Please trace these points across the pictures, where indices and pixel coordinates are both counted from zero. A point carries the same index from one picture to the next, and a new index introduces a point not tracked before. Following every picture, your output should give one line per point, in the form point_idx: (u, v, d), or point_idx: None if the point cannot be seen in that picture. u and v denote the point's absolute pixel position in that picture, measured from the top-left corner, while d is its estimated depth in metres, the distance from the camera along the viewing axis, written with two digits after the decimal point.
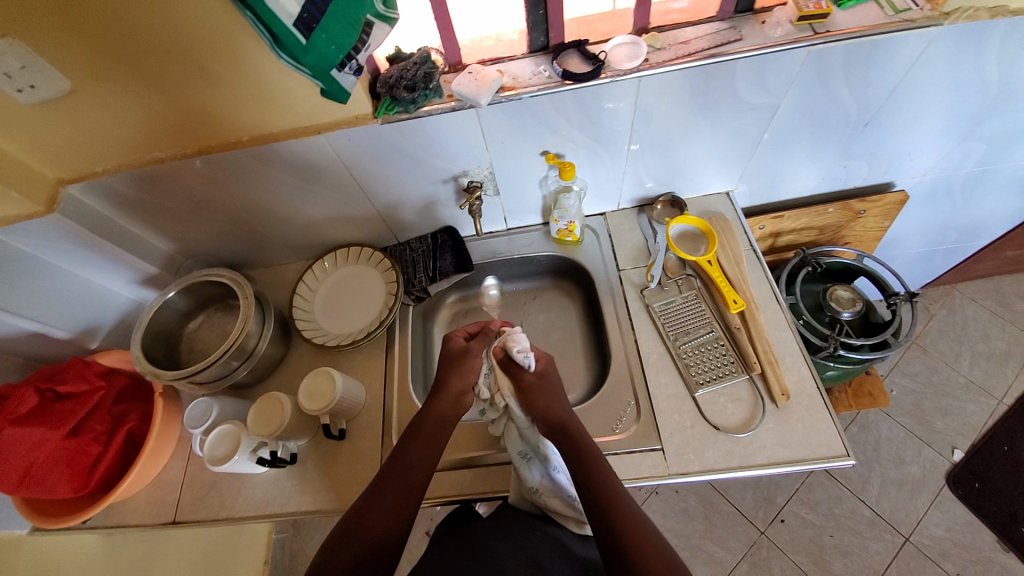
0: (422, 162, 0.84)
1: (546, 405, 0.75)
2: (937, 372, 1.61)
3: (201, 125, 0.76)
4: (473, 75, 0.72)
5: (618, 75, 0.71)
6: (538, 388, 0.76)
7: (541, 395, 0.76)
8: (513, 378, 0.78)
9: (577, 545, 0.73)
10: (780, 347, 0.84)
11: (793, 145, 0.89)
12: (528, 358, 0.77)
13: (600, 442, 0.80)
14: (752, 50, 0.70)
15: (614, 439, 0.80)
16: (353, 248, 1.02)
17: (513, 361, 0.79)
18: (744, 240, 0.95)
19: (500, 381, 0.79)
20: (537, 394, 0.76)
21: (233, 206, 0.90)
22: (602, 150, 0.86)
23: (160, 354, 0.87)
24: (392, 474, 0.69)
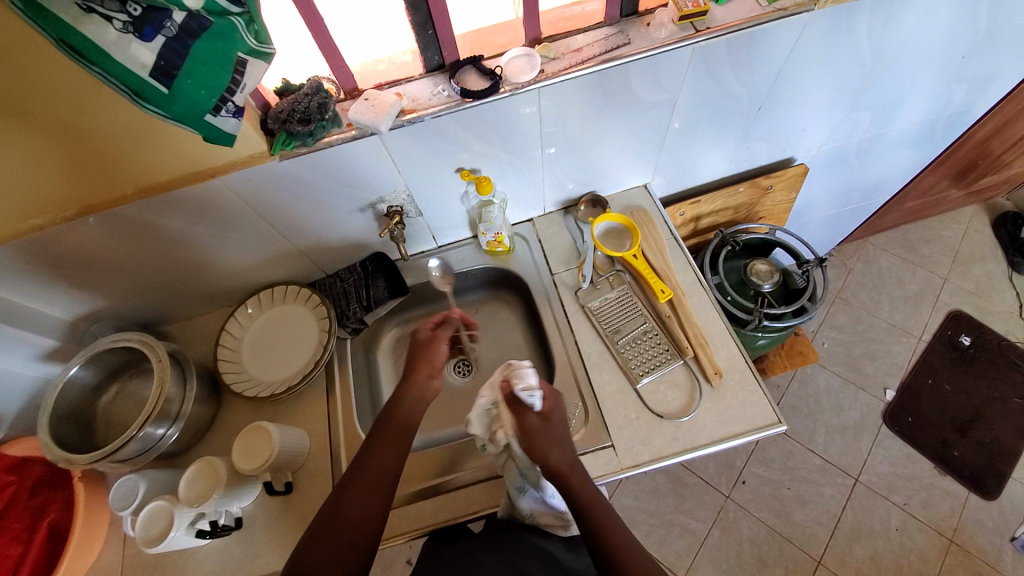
0: (334, 193, 0.81)
1: (550, 451, 0.67)
2: (862, 321, 1.75)
3: (81, 181, 0.70)
4: (370, 102, 0.70)
5: (517, 89, 0.72)
6: (543, 433, 0.68)
7: (546, 437, 0.67)
8: (517, 418, 0.70)
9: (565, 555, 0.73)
10: (709, 328, 0.88)
11: (697, 134, 0.93)
12: (534, 397, 0.68)
13: None
14: (641, 53, 0.73)
15: None
16: (278, 287, 0.97)
17: (517, 399, 0.70)
18: (665, 230, 0.98)
19: (504, 418, 0.70)
20: (543, 437, 0.68)
21: (134, 263, 0.84)
22: (516, 160, 0.86)
23: (73, 435, 0.79)
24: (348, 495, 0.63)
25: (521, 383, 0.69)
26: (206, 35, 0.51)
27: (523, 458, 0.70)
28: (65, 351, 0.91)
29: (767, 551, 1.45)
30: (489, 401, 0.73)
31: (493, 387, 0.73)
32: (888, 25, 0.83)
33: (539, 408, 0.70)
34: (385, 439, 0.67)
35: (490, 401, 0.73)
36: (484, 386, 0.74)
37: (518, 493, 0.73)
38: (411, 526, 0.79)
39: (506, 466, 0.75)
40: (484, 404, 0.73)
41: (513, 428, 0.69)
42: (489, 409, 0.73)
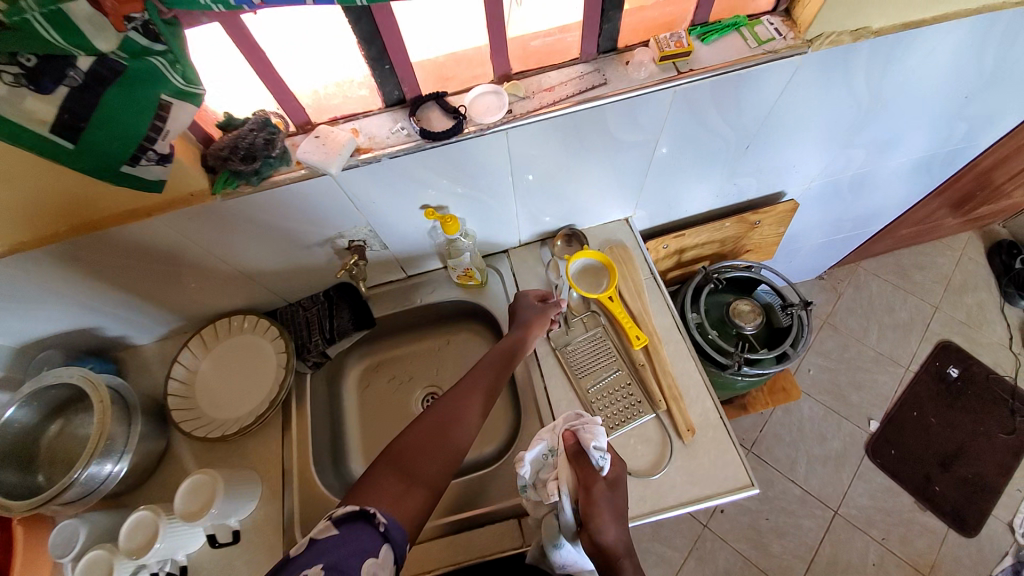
0: (288, 228, 0.76)
1: (602, 520, 0.63)
2: (850, 348, 1.71)
3: (8, 219, 0.64)
4: (320, 139, 0.65)
5: (483, 130, 0.66)
6: (605, 495, 0.65)
7: (601, 499, 0.64)
8: (579, 474, 0.66)
9: None
10: (684, 379, 0.84)
11: (680, 172, 0.88)
12: (603, 457, 0.67)
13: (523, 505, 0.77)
14: (619, 95, 0.67)
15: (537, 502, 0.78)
16: (235, 317, 0.92)
17: (585, 455, 0.67)
18: (645, 267, 0.93)
19: (560, 472, 0.67)
20: (602, 507, 0.64)
21: (76, 295, 0.79)
22: (486, 197, 0.81)
23: (11, 479, 0.75)
24: (431, 430, 0.65)
25: (591, 440, 0.67)
26: (120, 81, 0.46)
27: (570, 523, 0.67)
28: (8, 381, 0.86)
29: None
30: (549, 447, 0.70)
31: (559, 435, 0.71)
32: (889, 65, 0.77)
33: (606, 471, 0.67)
34: (468, 393, 0.71)
35: (549, 447, 0.70)
36: (545, 431, 0.72)
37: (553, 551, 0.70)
38: None
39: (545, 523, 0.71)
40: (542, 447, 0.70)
41: (570, 487, 0.66)
42: (545, 454, 0.70)
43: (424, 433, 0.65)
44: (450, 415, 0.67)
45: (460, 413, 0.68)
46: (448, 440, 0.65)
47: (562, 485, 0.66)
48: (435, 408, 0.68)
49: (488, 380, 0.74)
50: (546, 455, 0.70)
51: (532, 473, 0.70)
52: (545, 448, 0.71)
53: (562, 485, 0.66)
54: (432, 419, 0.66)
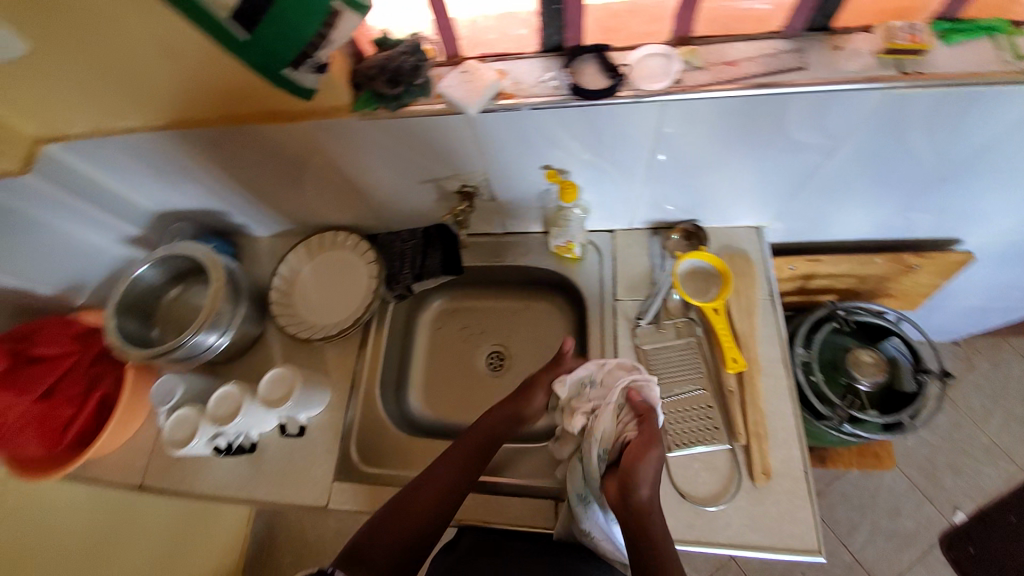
0: (408, 159, 0.75)
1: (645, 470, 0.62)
2: (960, 428, 1.49)
3: (174, 95, 0.69)
4: (466, 75, 0.61)
5: (641, 97, 0.58)
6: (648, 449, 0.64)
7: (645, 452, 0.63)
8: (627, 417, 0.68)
9: None
10: (774, 421, 0.75)
11: (844, 191, 0.75)
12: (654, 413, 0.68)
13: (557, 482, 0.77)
14: (814, 86, 0.57)
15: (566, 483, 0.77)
16: (339, 232, 0.96)
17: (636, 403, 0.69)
18: (764, 286, 0.83)
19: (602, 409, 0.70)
20: (646, 460, 0.63)
21: (214, 178, 0.85)
22: (614, 170, 0.74)
23: (137, 325, 0.85)
24: (400, 514, 0.65)
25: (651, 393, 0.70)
26: None
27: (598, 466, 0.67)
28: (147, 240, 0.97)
29: None
30: (591, 379, 0.74)
31: (607, 376, 0.73)
32: None
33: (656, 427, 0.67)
34: (457, 465, 0.70)
35: (595, 384, 0.73)
36: (592, 363, 0.75)
37: (575, 500, 0.70)
38: None
39: (570, 467, 0.73)
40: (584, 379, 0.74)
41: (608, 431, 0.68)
42: (589, 388, 0.73)
43: (406, 507, 0.66)
44: (428, 499, 0.67)
45: (445, 492, 0.68)
46: (428, 512, 0.66)
47: (599, 422, 0.69)
48: (408, 489, 0.68)
49: (485, 447, 0.72)
50: (591, 388, 0.73)
51: (566, 397, 0.74)
52: (589, 381, 0.74)
53: (602, 417, 0.69)
54: (416, 493, 0.67)
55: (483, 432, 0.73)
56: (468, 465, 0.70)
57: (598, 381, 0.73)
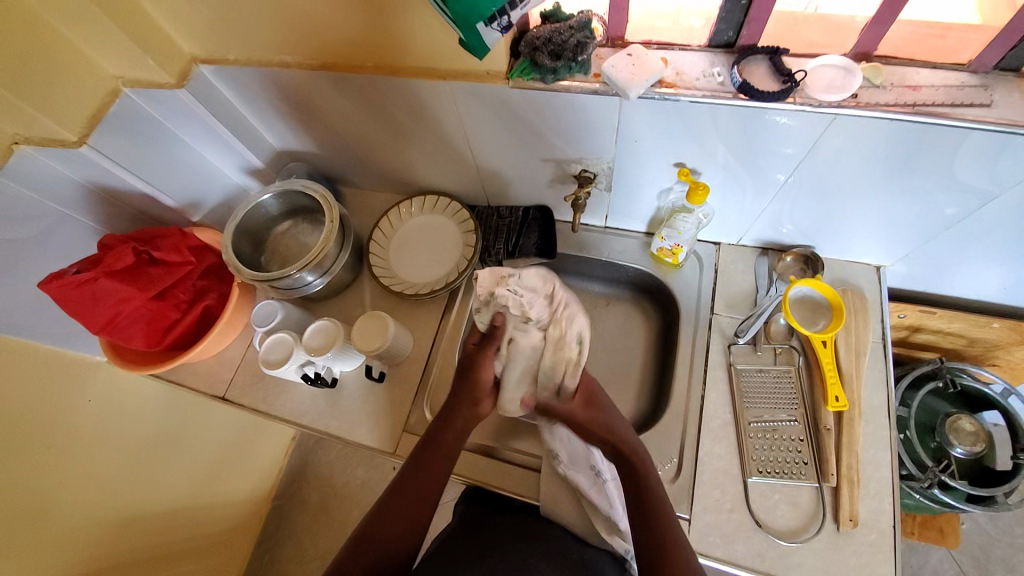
0: (542, 135, 0.75)
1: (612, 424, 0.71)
2: None
3: (334, 36, 0.70)
4: (631, 59, 0.61)
5: (808, 105, 0.58)
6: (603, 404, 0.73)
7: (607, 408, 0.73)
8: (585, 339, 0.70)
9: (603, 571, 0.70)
10: (867, 468, 0.72)
11: (983, 244, 0.71)
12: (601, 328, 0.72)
13: None
14: (999, 125, 0.54)
15: None
16: (443, 198, 0.97)
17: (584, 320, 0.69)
18: (875, 329, 0.79)
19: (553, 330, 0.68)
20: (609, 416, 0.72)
21: (343, 124, 0.87)
22: (745, 178, 0.73)
23: (247, 250, 0.90)
24: (387, 519, 0.66)
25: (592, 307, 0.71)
26: None
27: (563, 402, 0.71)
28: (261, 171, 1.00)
29: None
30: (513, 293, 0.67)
31: (523, 284, 0.68)
32: None
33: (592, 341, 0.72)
34: (418, 484, 0.69)
35: (516, 292, 0.67)
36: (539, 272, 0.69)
37: (550, 443, 0.74)
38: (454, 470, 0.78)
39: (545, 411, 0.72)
40: (514, 290, 0.67)
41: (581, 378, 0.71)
42: (514, 297, 0.67)
43: (378, 527, 0.65)
44: (399, 521, 0.66)
45: (415, 504, 0.67)
46: (403, 532, 0.65)
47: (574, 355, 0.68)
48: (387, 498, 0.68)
49: (448, 457, 0.71)
50: (520, 298, 0.67)
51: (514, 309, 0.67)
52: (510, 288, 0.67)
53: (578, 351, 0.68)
54: (388, 510, 0.66)
55: (437, 441, 0.71)
56: (428, 478, 0.69)
57: (530, 296, 0.68)
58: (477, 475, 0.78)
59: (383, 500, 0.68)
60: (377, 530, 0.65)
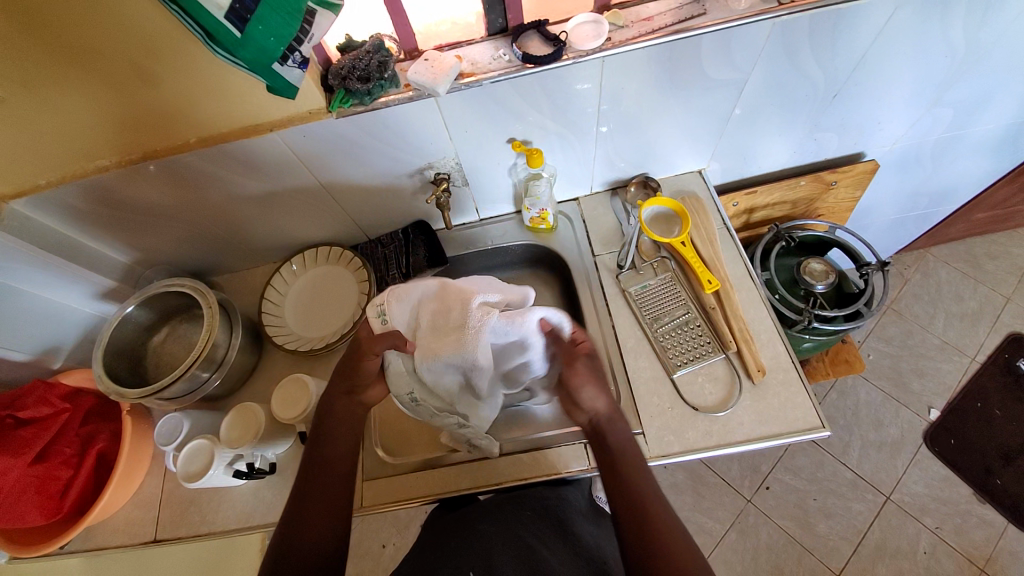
0: (385, 155, 0.80)
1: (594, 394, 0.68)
2: (912, 335, 1.61)
3: (146, 123, 0.70)
4: (429, 63, 0.70)
5: (581, 56, 0.70)
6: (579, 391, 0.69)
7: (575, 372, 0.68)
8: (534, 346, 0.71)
9: (579, 527, 0.78)
10: (755, 325, 0.85)
11: (762, 121, 0.88)
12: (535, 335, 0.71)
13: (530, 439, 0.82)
14: (716, 24, 0.69)
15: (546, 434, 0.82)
16: (321, 248, 0.98)
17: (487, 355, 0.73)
18: (717, 219, 0.94)
19: (439, 312, 0.71)
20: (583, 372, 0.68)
21: (192, 212, 0.85)
22: (571, 135, 0.84)
23: (123, 370, 0.84)
24: (314, 508, 0.64)
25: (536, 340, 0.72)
26: None
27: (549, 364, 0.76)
28: (120, 292, 0.94)
29: (783, 559, 1.35)
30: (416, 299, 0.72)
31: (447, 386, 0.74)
32: (987, 11, 0.75)
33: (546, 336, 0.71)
34: (321, 472, 0.67)
35: (425, 287, 0.73)
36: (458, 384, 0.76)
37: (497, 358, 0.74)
38: (420, 492, 0.80)
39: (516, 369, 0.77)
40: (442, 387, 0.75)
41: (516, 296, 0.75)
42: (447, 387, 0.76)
43: (297, 536, 0.61)
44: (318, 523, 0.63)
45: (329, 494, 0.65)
46: (323, 519, 0.63)
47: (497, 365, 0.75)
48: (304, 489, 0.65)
49: (348, 430, 0.70)
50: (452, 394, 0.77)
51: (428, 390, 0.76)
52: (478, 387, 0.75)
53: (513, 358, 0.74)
54: (303, 501, 0.64)
55: (330, 432, 0.69)
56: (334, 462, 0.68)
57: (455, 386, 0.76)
58: (426, 490, 0.80)
59: (291, 507, 0.64)
60: (295, 530, 0.62)
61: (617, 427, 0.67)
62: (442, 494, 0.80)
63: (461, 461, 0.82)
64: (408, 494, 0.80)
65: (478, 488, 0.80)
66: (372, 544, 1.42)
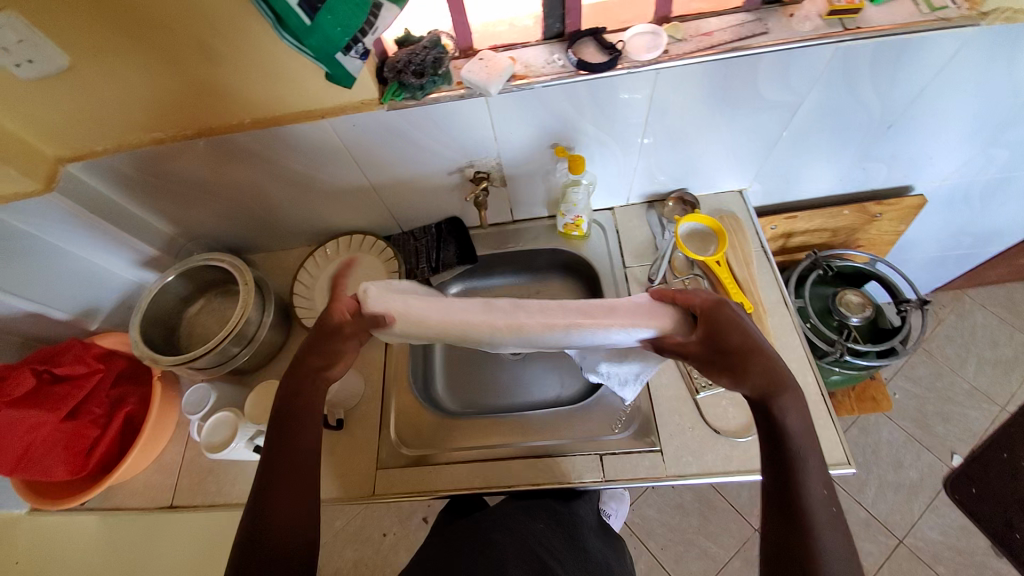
0: (428, 149, 0.81)
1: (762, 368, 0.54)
2: (941, 377, 1.55)
3: (204, 100, 0.72)
4: (484, 62, 0.70)
5: (636, 67, 0.69)
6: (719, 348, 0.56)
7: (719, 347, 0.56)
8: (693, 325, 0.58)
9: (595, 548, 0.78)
10: (786, 353, 0.83)
11: (811, 145, 0.86)
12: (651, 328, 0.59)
13: (545, 445, 0.82)
14: (778, 44, 0.68)
15: (563, 442, 0.82)
16: (356, 236, 0.99)
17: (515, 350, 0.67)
18: (755, 240, 0.92)
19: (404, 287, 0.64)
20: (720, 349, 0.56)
21: (236, 189, 0.87)
22: (615, 144, 0.83)
23: (157, 337, 0.86)
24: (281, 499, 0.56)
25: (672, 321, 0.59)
26: None
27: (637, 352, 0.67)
28: (159, 261, 0.96)
29: None
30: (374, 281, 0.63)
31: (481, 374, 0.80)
32: None
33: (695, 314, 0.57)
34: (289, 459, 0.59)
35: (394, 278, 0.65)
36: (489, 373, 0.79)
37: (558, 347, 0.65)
38: (432, 487, 0.80)
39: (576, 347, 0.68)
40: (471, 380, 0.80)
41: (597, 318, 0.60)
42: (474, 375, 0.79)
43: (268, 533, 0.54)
44: (294, 506, 0.57)
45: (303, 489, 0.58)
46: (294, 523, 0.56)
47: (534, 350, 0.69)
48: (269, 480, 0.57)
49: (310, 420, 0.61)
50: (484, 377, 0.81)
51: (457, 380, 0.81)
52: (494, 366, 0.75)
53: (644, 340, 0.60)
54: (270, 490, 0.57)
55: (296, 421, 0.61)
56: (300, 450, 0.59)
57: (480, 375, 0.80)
58: (438, 486, 0.80)
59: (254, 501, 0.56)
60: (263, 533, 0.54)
61: (788, 411, 0.54)
62: (456, 492, 0.80)
63: (476, 460, 0.82)
64: (420, 487, 0.81)
65: (490, 489, 0.79)
66: (373, 531, 1.43)
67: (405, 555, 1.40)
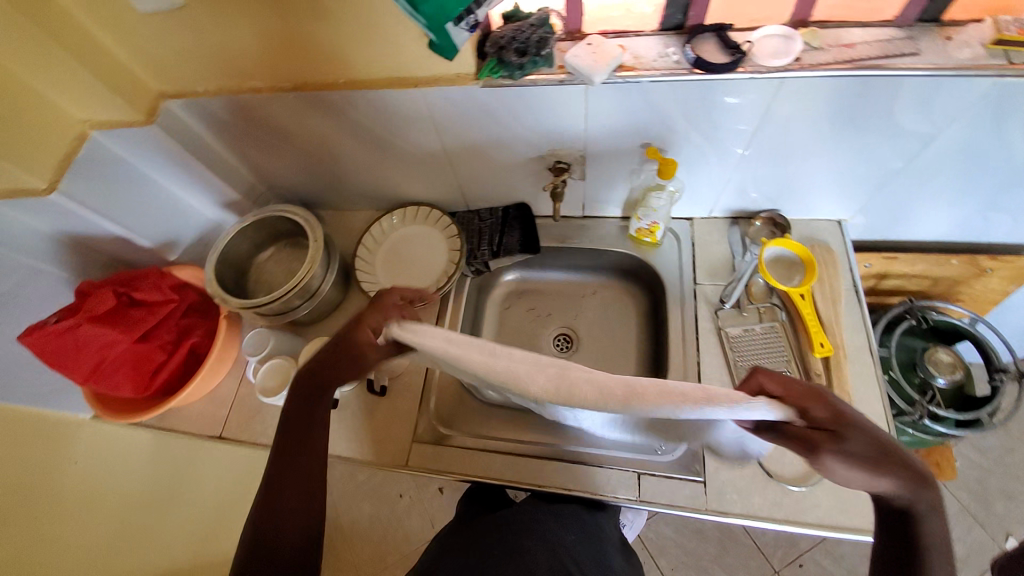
0: (514, 132, 0.78)
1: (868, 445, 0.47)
2: (1013, 453, 1.41)
3: (301, 54, 0.71)
4: (591, 47, 0.66)
5: (758, 72, 0.63)
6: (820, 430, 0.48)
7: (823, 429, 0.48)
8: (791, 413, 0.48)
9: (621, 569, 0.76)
10: (862, 406, 0.76)
11: (932, 185, 0.77)
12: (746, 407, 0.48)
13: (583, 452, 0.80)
14: (927, 68, 0.60)
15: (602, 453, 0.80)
16: (424, 208, 0.98)
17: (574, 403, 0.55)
18: (846, 277, 0.84)
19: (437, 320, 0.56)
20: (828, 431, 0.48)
21: (317, 146, 0.88)
22: (711, 152, 0.77)
23: (228, 279, 0.89)
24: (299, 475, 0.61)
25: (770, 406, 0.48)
26: None
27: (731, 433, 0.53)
28: (237, 204, 0.99)
29: None
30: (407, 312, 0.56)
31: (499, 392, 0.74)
32: None
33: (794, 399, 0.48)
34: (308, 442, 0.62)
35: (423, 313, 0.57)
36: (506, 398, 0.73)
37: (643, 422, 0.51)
38: (458, 469, 0.81)
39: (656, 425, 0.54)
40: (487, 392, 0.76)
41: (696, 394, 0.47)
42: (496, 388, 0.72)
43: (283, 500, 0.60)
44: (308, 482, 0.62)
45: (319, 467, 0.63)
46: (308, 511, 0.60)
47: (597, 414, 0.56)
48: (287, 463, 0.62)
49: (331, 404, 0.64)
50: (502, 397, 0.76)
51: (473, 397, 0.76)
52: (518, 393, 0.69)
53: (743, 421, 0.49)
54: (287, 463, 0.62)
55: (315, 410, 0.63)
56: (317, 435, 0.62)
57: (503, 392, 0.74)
58: (470, 470, 0.80)
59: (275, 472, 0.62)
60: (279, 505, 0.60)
61: (924, 526, 0.48)
62: (488, 480, 0.79)
63: (511, 452, 0.81)
64: (451, 468, 0.81)
65: (520, 484, 0.79)
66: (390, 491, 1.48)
67: (416, 521, 1.44)
